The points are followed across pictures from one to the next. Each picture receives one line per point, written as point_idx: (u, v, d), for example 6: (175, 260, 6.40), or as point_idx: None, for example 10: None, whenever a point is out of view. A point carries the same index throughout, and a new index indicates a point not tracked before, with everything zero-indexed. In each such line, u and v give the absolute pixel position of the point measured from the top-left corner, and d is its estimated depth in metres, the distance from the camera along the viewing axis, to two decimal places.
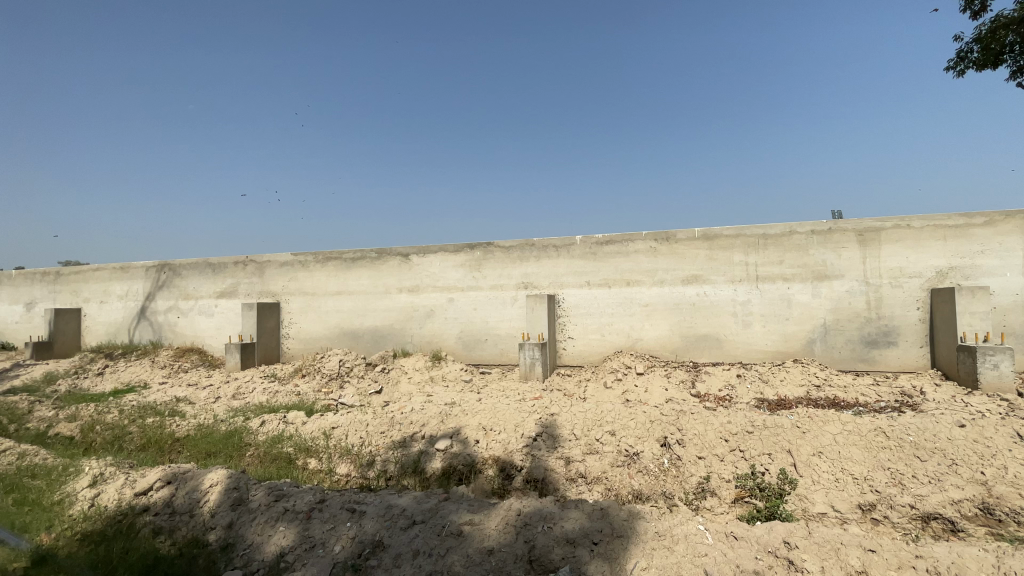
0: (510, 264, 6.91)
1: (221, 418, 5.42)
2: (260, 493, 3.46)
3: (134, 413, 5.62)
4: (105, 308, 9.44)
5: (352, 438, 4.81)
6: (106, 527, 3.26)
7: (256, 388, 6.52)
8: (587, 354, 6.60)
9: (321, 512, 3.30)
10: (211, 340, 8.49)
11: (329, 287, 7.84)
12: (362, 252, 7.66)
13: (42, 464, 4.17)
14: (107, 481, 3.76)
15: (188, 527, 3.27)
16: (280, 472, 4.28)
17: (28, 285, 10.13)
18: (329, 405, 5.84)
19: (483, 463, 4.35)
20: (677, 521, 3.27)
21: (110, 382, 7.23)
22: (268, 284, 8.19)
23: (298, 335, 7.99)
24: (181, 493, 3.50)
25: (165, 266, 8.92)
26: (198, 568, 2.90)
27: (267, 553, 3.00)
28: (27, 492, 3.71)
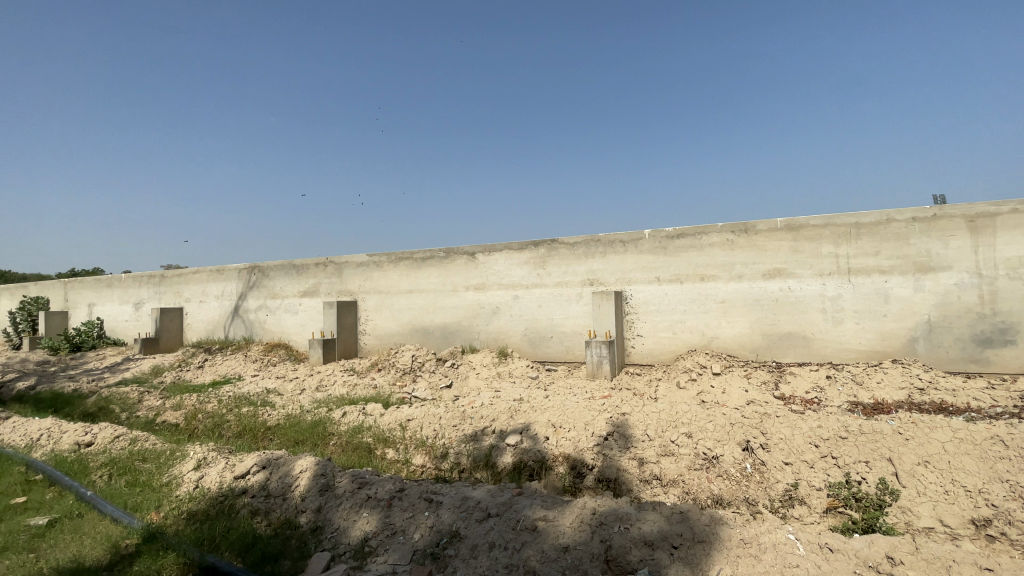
0: (575, 261, 6.83)
1: (306, 408, 5.80)
2: (344, 480, 3.65)
3: (230, 402, 6.13)
4: (204, 307, 10.40)
5: (426, 430, 4.97)
6: (210, 506, 3.56)
7: (336, 381, 6.91)
8: (658, 352, 6.39)
9: (400, 501, 3.44)
10: (295, 336, 9.12)
11: (401, 286, 8.15)
12: (431, 252, 7.89)
13: (154, 448, 4.64)
14: (208, 465, 4.12)
15: (282, 509, 3.50)
16: (361, 461, 4.51)
17: (139, 287, 11.35)
18: (403, 398, 6.08)
19: (554, 460, 4.33)
20: (764, 529, 3.08)
21: (211, 374, 7.97)
22: (345, 284, 8.66)
23: (373, 332, 8.38)
24: (275, 477, 3.78)
25: (255, 268, 9.68)
26: (292, 548, 3.10)
27: (352, 536, 3.16)
28: (143, 473, 4.13)
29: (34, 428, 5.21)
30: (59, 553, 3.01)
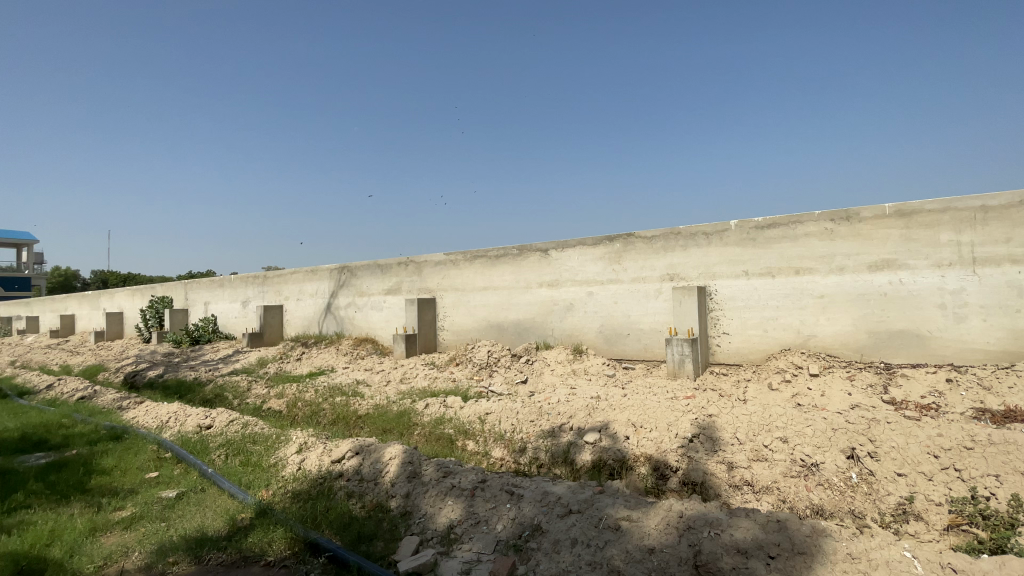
0: (653, 255, 6.62)
1: (392, 399, 6.12)
2: (430, 469, 3.82)
3: (325, 392, 6.62)
4: (300, 304, 11.31)
5: (505, 424, 5.05)
6: (311, 486, 3.86)
7: (418, 374, 7.23)
8: (746, 351, 6.04)
9: (483, 491, 3.53)
10: (380, 331, 9.65)
11: (476, 283, 8.35)
12: (505, 249, 8.00)
13: (262, 432, 5.12)
14: (309, 449, 4.48)
15: (374, 493, 3.72)
16: (444, 451, 4.67)
17: (245, 286, 12.56)
18: (480, 392, 6.23)
19: (635, 460, 4.23)
20: (874, 543, 2.83)
21: (307, 365, 8.65)
22: (425, 282, 9.02)
23: (451, 328, 8.66)
24: (367, 463, 4.02)
25: (344, 268, 10.36)
26: (384, 529, 3.28)
27: (439, 523, 3.29)
28: (253, 454, 4.58)
29: (165, 410, 5.95)
30: (186, 523, 3.39)
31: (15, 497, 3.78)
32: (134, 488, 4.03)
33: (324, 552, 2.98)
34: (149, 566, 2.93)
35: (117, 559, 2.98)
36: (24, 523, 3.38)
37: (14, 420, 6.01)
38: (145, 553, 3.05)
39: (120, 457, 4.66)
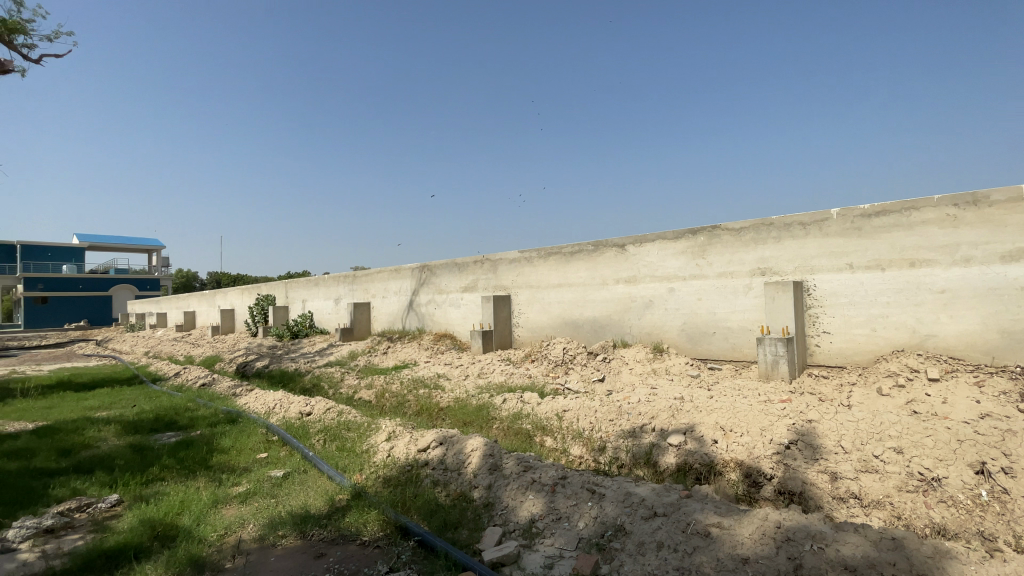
0: (741, 248, 6.25)
1: (472, 393, 6.30)
2: (511, 463, 3.87)
3: (409, 385, 6.95)
4: (385, 302, 11.96)
5: (584, 422, 5.01)
6: (400, 472, 4.08)
7: (495, 369, 7.37)
8: (850, 352, 5.53)
9: (564, 488, 3.52)
10: (458, 327, 9.96)
11: (551, 280, 8.34)
12: (581, 245, 7.93)
13: (355, 420, 5.48)
14: (397, 437, 4.72)
15: (458, 483, 3.85)
16: (523, 446, 4.72)
17: (337, 285, 13.51)
18: (557, 389, 6.23)
19: (724, 465, 4.01)
20: (1012, 570, 2.49)
21: (392, 359, 9.12)
22: (500, 279, 9.16)
23: (526, 324, 8.73)
24: (451, 454, 4.17)
25: (424, 267, 10.80)
26: (468, 518, 3.37)
27: (521, 516, 3.32)
28: (347, 441, 4.91)
29: (271, 397, 6.55)
30: (292, 500, 3.70)
31: (154, 469, 4.35)
32: (247, 466, 4.48)
33: (413, 537, 3.13)
34: (262, 538, 3.23)
35: (236, 529, 3.32)
36: (161, 493, 3.87)
37: (150, 403, 6.91)
38: (258, 525, 3.37)
39: (235, 438, 5.20)
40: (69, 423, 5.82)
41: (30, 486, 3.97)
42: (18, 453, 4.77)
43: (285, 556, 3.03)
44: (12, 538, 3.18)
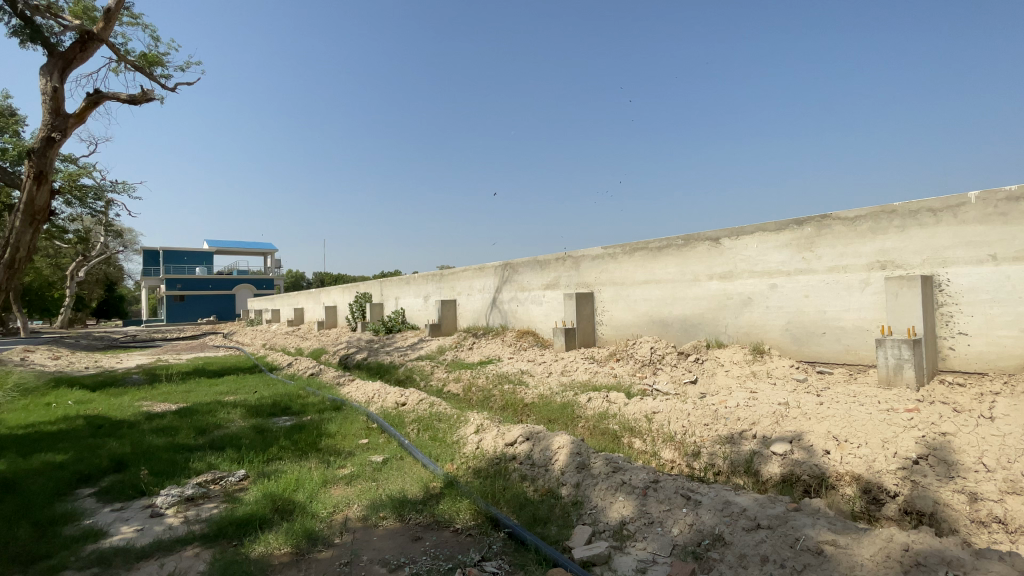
0: (856, 239, 5.65)
1: (556, 391, 6.31)
2: (599, 462, 3.81)
3: (495, 380, 7.11)
4: (470, 299, 12.34)
5: (675, 425, 4.81)
6: (489, 465, 4.19)
7: (579, 367, 7.31)
8: (992, 356, 4.78)
9: (656, 492, 3.39)
10: (541, 325, 10.00)
11: (637, 277, 8.11)
12: (669, 240, 7.62)
13: (445, 412, 5.72)
14: (485, 430, 4.86)
15: (546, 479, 3.86)
16: (610, 445, 4.64)
17: (425, 282, 14.18)
18: (645, 390, 6.04)
19: (838, 478, 3.64)
20: None
21: (477, 354, 9.39)
22: (583, 276, 9.07)
23: (610, 322, 8.57)
24: (538, 449, 4.20)
25: (507, 264, 10.99)
26: (557, 515, 3.37)
27: (610, 517, 3.25)
28: (439, 431, 5.14)
29: (370, 387, 7.03)
30: (391, 485, 3.94)
31: (273, 449, 4.85)
32: (351, 450, 4.84)
33: (504, 528, 3.20)
34: (365, 517, 3.47)
35: (342, 508, 3.61)
36: (279, 471, 4.31)
37: (268, 389, 7.72)
38: (362, 506, 3.63)
39: (339, 423, 5.65)
40: (204, 406, 6.67)
41: (175, 459, 4.60)
42: (166, 430, 5.55)
43: (386, 537, 3.23)
44: (162, 504, 3.71)
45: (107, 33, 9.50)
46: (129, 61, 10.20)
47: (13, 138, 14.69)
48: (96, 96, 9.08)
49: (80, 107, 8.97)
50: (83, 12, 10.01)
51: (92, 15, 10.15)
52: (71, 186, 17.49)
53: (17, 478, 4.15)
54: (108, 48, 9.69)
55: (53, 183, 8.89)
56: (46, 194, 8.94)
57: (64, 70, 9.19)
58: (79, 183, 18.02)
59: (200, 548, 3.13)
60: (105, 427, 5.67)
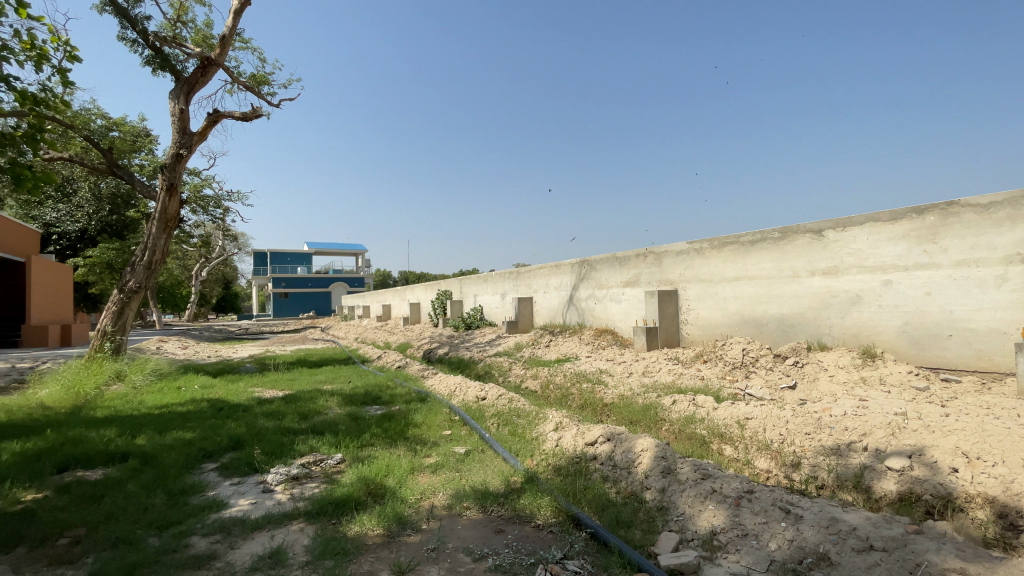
0: (991, 228, 4.91)
1: (638, 391, 6.13)
2: (687, 468, 3.65)
3: (573, 378, 7.06)
4: (547, 296, 12.36)
5: (771, 433, 4.47)
6: (569, 463, 4.16)
7: (662, 368, 7.04)
8: None
9: (750, 503, 3.18)
10: (620, 323, 9.77)
11: (726, 273, 7.66)
12: (763, 233, 7.12)
13: (525, 409, 5.77)
14: (565, 428, 4.84)
15: (628, 481, 3.76)
16: (698, 451, 4.42)
17: (503, 280, 14.41)
18: (735, 394, 5.70)
19: (968, 500, 3.20)
20: None
21: (555, 352, 9.37)
22: (666, 273, 8.73)
23: (696, 321, 8.17)
24: (620, 451, 4.10)
25: (585, 261, 10.88)
26: (641, 519, 3.27)
27: (699, 526, 3.09)
28: (518, 427, 5.20)
29: (452, 381, 7.28)
30: (473, 476, 4.05)
31: (365, 435, 5.18)
32: (436, 441, 5.04)
33: (586, 528, 3.16)
34: (450, 506, 3.60)
35: (429, 495, 3.76)
36: (372, 457, 4.59)
37: (360, 380, 8.28)
38: (447, 495, 3.77)
39: (425, 415, 5.90)
40: (305, 393, 7.29)
41: (282, 441, 5.08)
42: (274, 414, 6.13)
43: (471, 526, 3.32)
44: (272, 481, 4.10)
45: (223, 57, 10.65)
46: (241, 82, 11.36)
47: (151, 156, 16.97)
48: (215, 115, 10.22)
49: (202, 125, 10.15)
50: (203, 40, 11.30)
51: (210, 43, 11.42)
52: (196, 196, 19.90)
53: (155, 452, 4.79)
54: (223, 71, 10.85)
55: (181, 194, 10.15)
56: (176, 204, 10.23)
57: (189, 94, 10.45)
58: (202, 193, 20.44)
59: (304, 523, 3.43)
60: (224, 410, 6.39)
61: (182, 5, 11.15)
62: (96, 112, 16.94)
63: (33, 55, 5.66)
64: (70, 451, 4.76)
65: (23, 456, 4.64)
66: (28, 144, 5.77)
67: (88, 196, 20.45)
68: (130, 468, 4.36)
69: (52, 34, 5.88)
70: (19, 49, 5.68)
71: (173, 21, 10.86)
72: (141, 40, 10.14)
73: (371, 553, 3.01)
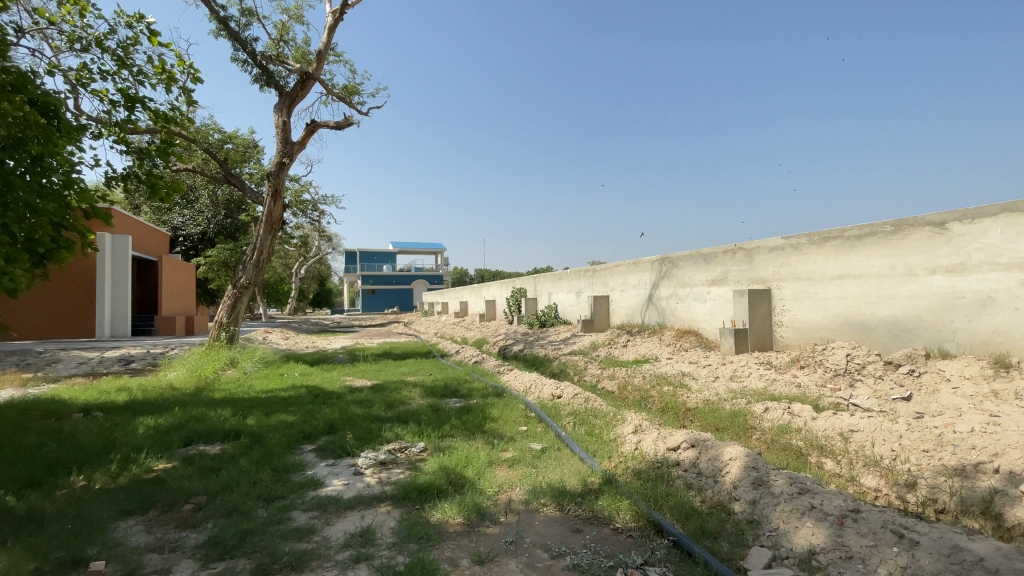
0: None
1: (724, 397, 5.80)
2: (781, 481, 3.39)
3: (653, 380, 6.83)
4: (624, 295, 12.07)
5: (880, 449, 4.04)
6: (650, 468, 4.02)
7: (752, 373, 6.61)
8: None
9: (856, 523, 2.89)
10: (704, 323, 9.30)
11: (828, 271, 7.03)
12: (873, 226, 6.45)
13: (602, 409, 5.69)
14: (644, 432, 4.70)
15: (715, 491, 3.56)
16: (794, 463, 4.09)
17: (578, 278, 14.29)
18: (837, 404, 5.21)
19: None
20: None
21: (633, 352, 9.12)
22: (757, 271, 8.19)
23: (791, 323, 7.57)
24: (705, 458, 3.91)
25: (666, 259, 10.51)
26: (729, 531, 3.08)
27: (795, 544, 2.85)
28: (595, 427, 5.13)
29: (528, 378, 7.35)
30: (550, 474, 4.05)
31: (446, 427, 5.37)
32: (512, 436, 5.12)
33: (668, 536, 3.05)
34: (527, 501, 3.63)
35: (507, 489, 3.82)
36: (452, 447, 4.75)
37: (440, 373, 8.62)
38: (524, 490, 3.81)
39: (501, 409, 6.02)
40: (391, 384, 7.72)
41: (372, 428, 5.40)
42: (363, 402, 6.55)
43: (548, 523, 3.33)
44: (362, 465, 4.39)
45: (319, 71, 11.49)
46: (334, 93, 12.21)
47: (258, 165, 18.75)
48: (312, 125, 11.08)
49: (302, 135, 11.03)
50: (302, 56, 12.28)
51: (308, 58, 12.38)
52: (296, 201, 21.76)
53: (263, 432, 5.30)
54: (320, 83, 11.72)
55: (284, 198, 11.13)
56: (280, 207, 11.23)
57: (290, 106, 11.41)
58: (300, 198, 22.30)
59: (391, 506, 3.63)
60: (320, 396, 6.93)
61: (284, 25, 12.18)
62: (213, 127, 18.99)
63: (163, 77, 6.47)
64: (195, 428, 5.41)
65: (158, 430, 5.34)
66: (160, 157, 6.59)
67: (208, 202, 23.04)
68: (242, 445, 4.87)
69: (178, 59, 6.69)
70: (153, 74, 6.52)
71: (277, 40, 11.89)
72: (250, 60, 11.21)
73: (451, 540, 3.12)
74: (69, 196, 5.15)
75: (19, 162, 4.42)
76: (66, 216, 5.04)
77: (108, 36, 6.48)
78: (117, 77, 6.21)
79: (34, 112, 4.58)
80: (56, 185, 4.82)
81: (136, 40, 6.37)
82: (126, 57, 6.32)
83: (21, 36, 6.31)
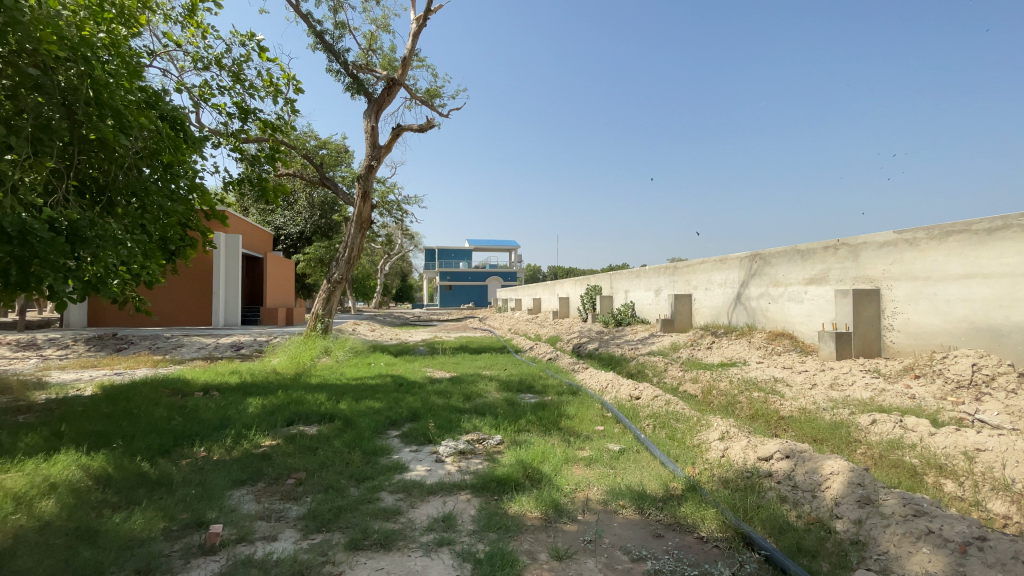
0: None
1: (823, 406, 5.34)
2: (893, 501, 3.07)
3: (740, 385, 6.45)
4: (709, 294, 11.48)
5: (1013, 472, 3.52)
6: (739, 477, 3.79)
7: (856, 382, 6.01)
8: None
9: (982, 553, 2.55)
10: (801, 326, 8.61)
11: (950, 270, 6.23)
12: (1007, 218, 5.62)
13: (683, 413, 5.46)
14: (732, 439, 4.43)
15: (812, 506, 3.29)
16: (907, 482, 3.67)
17: (658, 275, 13.81)
18: (960, 419, 4.62)
19: None
20: None
21: (718, 355, 8.66)
22: (863, 269, 7.45)
23: (903, 328, 6.80)
24: (801, 471, 3.63)
25: (758, 255, 9.87)
26: (829, 550, 2.83)
27: (907, 570, 2.56)
28: (677, 431, 4.95)
29: (605, 377, 7.24)
30: (629, 476, 3.97)
31: (523, 421, 5.44)
32: (589, 434, 5.07)
33: (760, 550, 2.87)
34: (605, 502, 3.59)
35: (584, 488, 3.80)
36: (528, 442, 4.80)
37: (516, 368, 8.74)
38: (602, 490, 3.76)
39: (577, 407, 5.98)
40: (469, 377, 7.94)
41: (451, 418, 5.60)
42: (443, 393, 6.81)
43: (627, 526, 3.27)
44: (443, 453, 4.57)
45: (404, 77, 12.07)
46: (418, 97, 12.78)
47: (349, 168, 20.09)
48: (398, 128, 11.66)
49: (388, 138, 11.65)
50: (388, 64, 12.97)
51: (394, 66, 13.05)
52: (382, 201, 23.05)
53: (354, 417, 5.68)
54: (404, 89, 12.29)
55: (372, 199, 11.82)
56: (368, 207, 11.94)
57: (378, 111, 12.09)
58: (386, 198, 23.58)
59: (470, 495, 3.75)
60: (404, 386, 7.30)
61: (373, 36, 12.92)
62: (310, 134, 20.63)
63: (271, 90, 7.13)
64: (295, 410, 5.91)
65: (264, 410, 5.91)
66: (268, 162, 7.26)
67: (305, 203, 25.04)
68: (336, 428, 5.26)
69: (284, 73, 7.32)
70: (262, 87, 7.20)
71: (366, 50, 12.64)
72: (343, 70, 12.02)
73: (530, 533, 3.16)
74: (194, 200, 5.81)
75: (154, 170, 5.09)
76: (190, 217, 5.72)
77: (224, 55, 7.24)
78: (233, 92, 6.95)
79: (166, 127, 5.23)
80: (183, 189, 5.48)
81: (248, 57, 7.06)
82: (239, 73, 7.04)
83: (156, 59, 7.23)
